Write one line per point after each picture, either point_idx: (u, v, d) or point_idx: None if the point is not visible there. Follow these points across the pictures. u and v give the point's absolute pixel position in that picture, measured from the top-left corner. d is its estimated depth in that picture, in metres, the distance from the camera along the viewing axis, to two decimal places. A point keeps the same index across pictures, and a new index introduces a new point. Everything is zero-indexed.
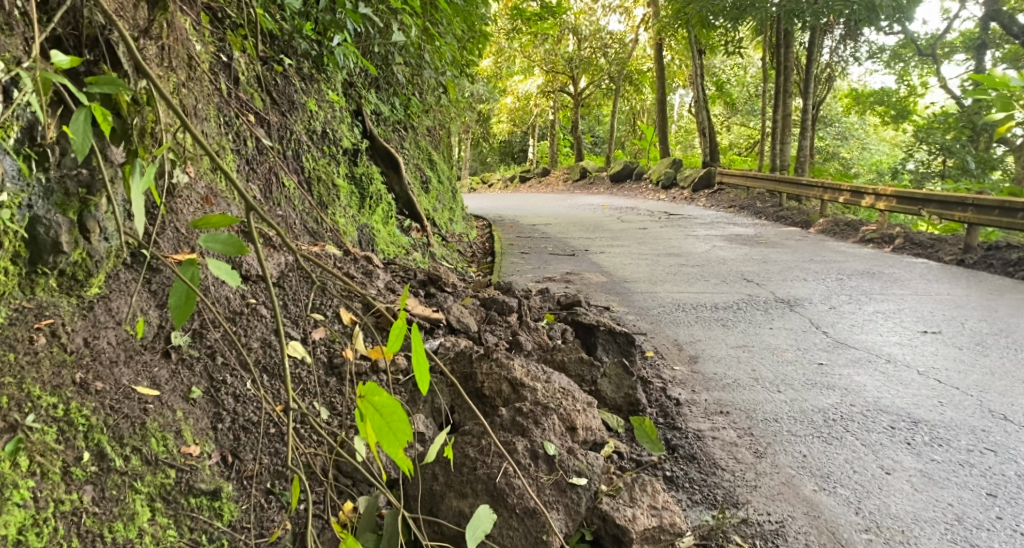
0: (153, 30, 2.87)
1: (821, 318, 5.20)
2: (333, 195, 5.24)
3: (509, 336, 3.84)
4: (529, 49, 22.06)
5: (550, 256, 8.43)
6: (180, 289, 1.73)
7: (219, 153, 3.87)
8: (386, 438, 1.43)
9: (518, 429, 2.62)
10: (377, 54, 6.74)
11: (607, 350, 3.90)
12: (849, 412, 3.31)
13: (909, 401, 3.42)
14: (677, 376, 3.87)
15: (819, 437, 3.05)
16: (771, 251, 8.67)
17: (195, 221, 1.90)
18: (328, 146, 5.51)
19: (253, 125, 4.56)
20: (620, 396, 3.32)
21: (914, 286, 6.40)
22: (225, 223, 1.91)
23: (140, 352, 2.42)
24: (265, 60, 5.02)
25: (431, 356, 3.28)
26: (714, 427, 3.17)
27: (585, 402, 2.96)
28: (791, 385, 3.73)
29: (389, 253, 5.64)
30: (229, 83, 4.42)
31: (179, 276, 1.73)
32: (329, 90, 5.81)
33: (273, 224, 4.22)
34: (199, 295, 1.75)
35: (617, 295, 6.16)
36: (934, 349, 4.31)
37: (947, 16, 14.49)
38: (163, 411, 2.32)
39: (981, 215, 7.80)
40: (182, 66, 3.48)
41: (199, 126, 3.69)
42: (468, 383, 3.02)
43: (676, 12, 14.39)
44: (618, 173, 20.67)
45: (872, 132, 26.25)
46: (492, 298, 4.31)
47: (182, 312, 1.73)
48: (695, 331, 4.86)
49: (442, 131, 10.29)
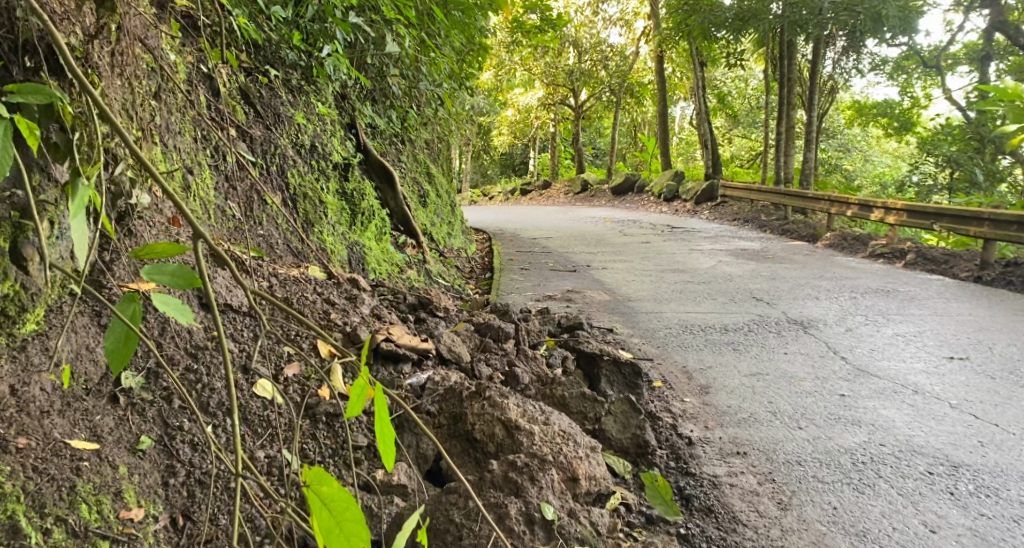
0: (103, 37, 2.58)
1: (838, 342, 4.88)
2: (321, 211, 4.94)
3: (505, 367, 3.53)
4: (529, 61, 21.91)
5: (551, 273, 8.13)
6: (118, 329, 1.40)
7: (193, 168, 3.59)
8: (336, 543, 1.13)
9: (512, 487, 2.32)
10: (371, 65, 6.49)
11: (611, 383, 3.60)
12: (879, 453, 3.00)
13: (946, 441, 3.11)
14: (688, 409, 3.55)
15: (849, 485, 2.73)
16: (779, 267, 8.37)
17: (139, 250, 1.62)
18: (317, 160, 5.22)
19: (233, 139, 4.27)
20: (627, 437, 3.01)
21: (932, 306, 6.06)
22: (174, 251, 1.63)
23: (80, 399, 2.12)
24: (250, 70, 4.77)
25: (419, 393, 2.97)
26: (731, 471, 2.86)
27: (589, 446, 2.66)
28: (813, 421, 3.41)
29: (381, 272, 5.33)
30: (208, 95, 4.17)
31: (118, 315, 1.40)
32: (318, 102, 5.52)
33: (253, 245, 3.91)
34: (142, 336, 1.42)
35: (621, 316, 5.84)
36: (964, 378, 4.00)
37: (951, 28, 14.25)
38: (101, 468, 2.02)
39: (998, 230, 7.45)
40: (146, 78, 3.20)
41: (169, 140, 3.41)
42: (457, 425, 2.72)
43: (677, 24, 14.16)
44: (620, 186, 20.41)
45: (875, 144, 25.98)
46: (486, 323, 3.98)
47: (119, 357, 1.40)
48: (705, 357, 4.54)
49: (441, 144, 10.03)
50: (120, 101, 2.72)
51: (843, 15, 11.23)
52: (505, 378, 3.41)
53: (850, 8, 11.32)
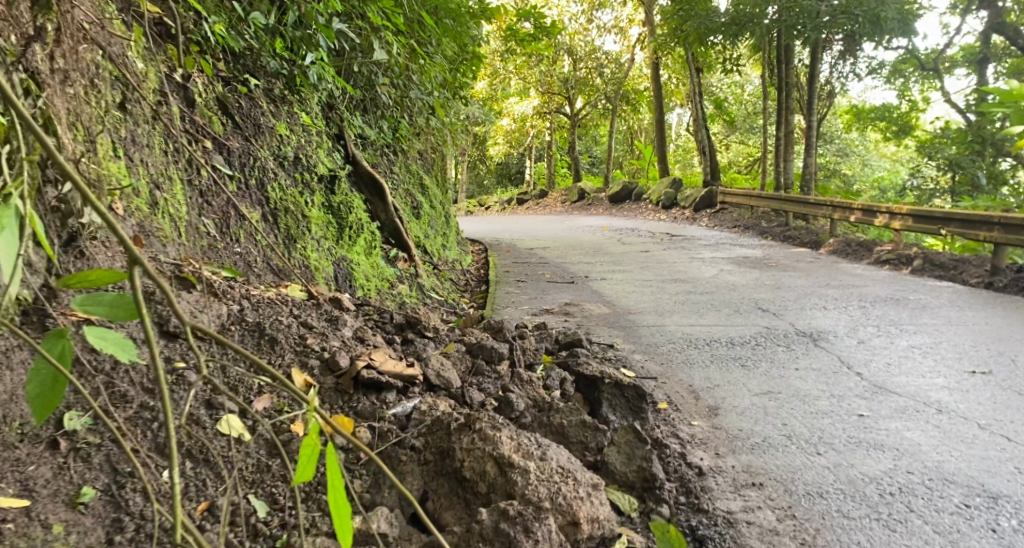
0: (44, 38, 2.31)
1: (852, 355, 4.63)
2: (304, 226, 4.69)
3: (498, 392, 3.28)
4: (523, 70, 21.71)
5: (548, 284, 7.88)
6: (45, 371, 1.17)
7: (161, 184, 3.33)
8: None
9: (504, 541, 2.09)
10: (359, 75, 6.27)
11: (613, 407, 3.36)
12: (909, 482, 2.79)
13: (979, 469, 2.91)
14: (697, 434, 3.29)
15: (879, 521, 2.53)
16: (783, 275, 8.13)
17: (71, 278, 1.42)
18: (300, 173, 4.97)
19: (208, 152, 4.05)
20: (632, 472, 2.75)
21: (946, 315, 5.80)
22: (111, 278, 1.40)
23: (9, 449, 1.86)
24: (227, 79, 4.53)
25: (404, 424, 2.69)
26: (747, 507, 2.63)
27: (590, 484, 2.40)
28: (832, 445, 3.16)
29: (370, 289, 5.08)
30: (183, 105, 3.97)
31: (44, 354, 1.19)
32: (302, 112, 5.27)
33: (228, 264, 3.65)
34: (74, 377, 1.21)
35: (622, 330, 5.59)
36: (990, 396, 3.76)
37: (947, 31, 14.06)
38: (28, 530, 1.74)
39: (1008, 235, 7.16)
40: (107, 87, 2.98)
41: (135, 154, 3.16)
42: (445, 462, 2.47)
43: (672, 29, 13.91)
44: (617, 194, 20.22)
45: (875, 149, 25.71)
46: (479, 343, 3.68)
47: (45, 406, 1.18)
48: (712, 375, 4.27)
49: (436, 154, 9.80)
50: (69, 113, 2.46)
51: (840, 19, 11.03)
52: (498, 405, 3.15)
53: (848, 11, 11.09)
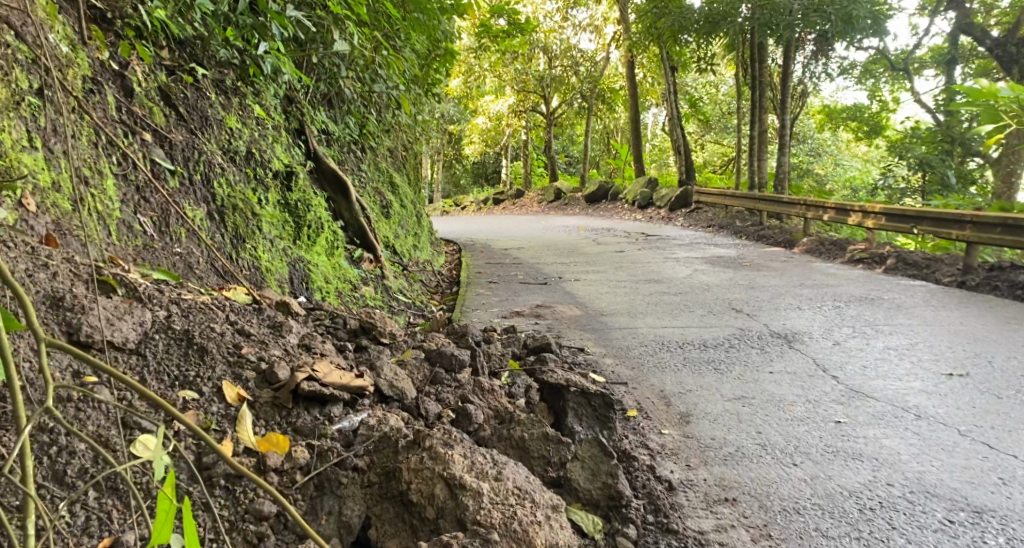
0: None
1: (827, 357, 4.48)
2: (254, 226, 4.42)
3: (456, 403, 3.07)
4: (498, 68, 21.39)
5: (519, 286, 7.66)
6: None
7: (88, 179, 3.06)
8: None
9: None
10: (318, 67, 5.98)
11: (579, 416, 3.18)
12: (890, 497, 2.62)
13: (962, 480, 2.76)
14: (668, 444, 3.10)
15: (860, 541, 2.36)
16: (758, 275, 8.00)
17: None
18: (253, 169, 4.70)
19: (147, 145, 3.78)
20: (597, 489, 2.57)
21: (920, 315, 5.70)
22: None
23: None
24: (172, 69, 4.24)
25: (347, 440, 2.49)
26: (719, 525, 2.45)
27: (549, 506, 2.23)
28: (808, 454, 2.99)
29: (329, 292, 4.83)
30: (119, 95, 3.70)
31: None
32: (256, 105, 4.99)
33: (166, 266, 3.37)
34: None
35: (592, 332, 5.40)
36: (969, 400, 3.64)
37: (917, 31, 14.09)
38: None
39: (979, 234, 7.10)
40: (18, 72, 2.71)
41: (56, 144, 2.83)
42: (390, 484, 2.30)
43: (647, 27, 13.66)
44: (592, 195, 20.07)
45: (846, 149, 25.87)
46: (438, 350, 3.44)
47: None
48: (685, 379, 4.09)
49: (407, 152, 9.50)
50: None
51: (811, 17, 10.91)
52: (456, 417, 2.94)
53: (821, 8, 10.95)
